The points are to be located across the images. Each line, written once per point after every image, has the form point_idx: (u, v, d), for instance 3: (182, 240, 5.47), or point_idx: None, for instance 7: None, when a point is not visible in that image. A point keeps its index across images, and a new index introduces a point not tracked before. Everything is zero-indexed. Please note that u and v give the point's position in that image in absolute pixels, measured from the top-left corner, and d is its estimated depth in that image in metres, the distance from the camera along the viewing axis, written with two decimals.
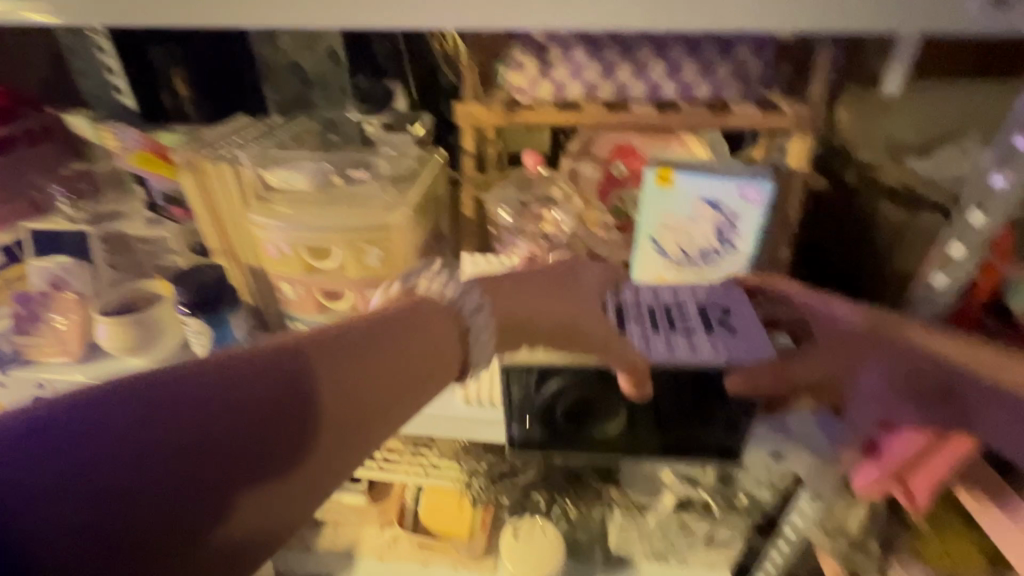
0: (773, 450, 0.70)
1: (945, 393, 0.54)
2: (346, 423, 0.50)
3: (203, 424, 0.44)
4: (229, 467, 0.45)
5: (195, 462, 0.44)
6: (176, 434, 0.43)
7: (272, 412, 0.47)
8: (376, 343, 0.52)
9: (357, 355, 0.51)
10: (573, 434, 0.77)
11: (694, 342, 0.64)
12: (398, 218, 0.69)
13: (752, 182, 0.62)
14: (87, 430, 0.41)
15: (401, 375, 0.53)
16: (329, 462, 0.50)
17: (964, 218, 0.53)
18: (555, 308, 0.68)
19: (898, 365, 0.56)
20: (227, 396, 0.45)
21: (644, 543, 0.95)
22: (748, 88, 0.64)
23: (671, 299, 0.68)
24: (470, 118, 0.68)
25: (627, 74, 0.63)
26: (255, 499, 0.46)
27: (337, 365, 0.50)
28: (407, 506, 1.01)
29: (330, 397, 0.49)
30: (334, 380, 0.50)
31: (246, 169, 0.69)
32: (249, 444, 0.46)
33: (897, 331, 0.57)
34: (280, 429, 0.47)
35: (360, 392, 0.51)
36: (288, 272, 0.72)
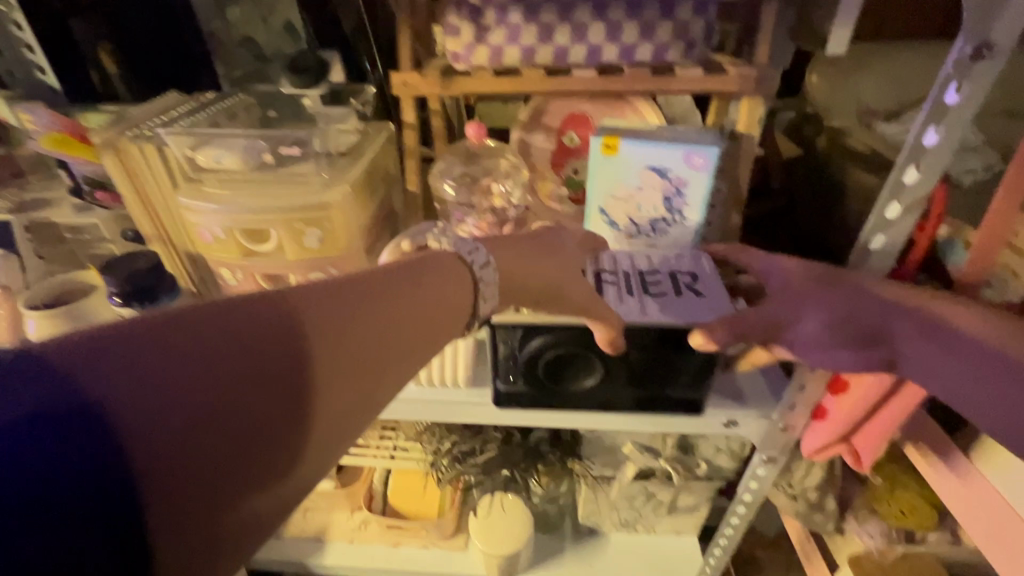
0: (728, 413, 0.66)
1: (880, 338, 0.49)
2: (376, 369, 0.41)
3: (208, 368, 0.32)
4: (229, 432, 0.32)
5: (189, 425, 0.30)
6: (172, 383, 0.30)
7: (299, 354, 0.36)
8: (395, 286, 0.44)
9: (376, 300, 0.42)
10: (539, 403, 0.65)
11: (668, 304, 0.58)
12: (338, 195, 0.65)
13: (698, 148, 0.62)
14: (50, 372, 0.28)
15: (422, 327, 0.45)
16: (354, 417, 0.39)
17: (896, 183, 0.47)
18: (552, 266, 0.57)
19: (836, 311, 0.50)
20: (242, 330, 0.34)
21: (613, 516, 0.97)
22: (689, 48, 0.61)
23: (642, 266, 0.64)
24: (407, 88, 0.66)
25: (565, 37, 0.60)
26: (273, 464, 0.34)
27: (361, 308, 0.41)
28: (376, 491, 1.00)
29: (361, 336, 0.40)
30: (361, 324, 0.40)
31: (171, 149, 0.66)
32: (266, 397, 0.33)
33: (837, 281, 0.52)
34: (304, 381, 0.36)
35: (382, 342, 0.41)
36: (225, 257, 0.69)
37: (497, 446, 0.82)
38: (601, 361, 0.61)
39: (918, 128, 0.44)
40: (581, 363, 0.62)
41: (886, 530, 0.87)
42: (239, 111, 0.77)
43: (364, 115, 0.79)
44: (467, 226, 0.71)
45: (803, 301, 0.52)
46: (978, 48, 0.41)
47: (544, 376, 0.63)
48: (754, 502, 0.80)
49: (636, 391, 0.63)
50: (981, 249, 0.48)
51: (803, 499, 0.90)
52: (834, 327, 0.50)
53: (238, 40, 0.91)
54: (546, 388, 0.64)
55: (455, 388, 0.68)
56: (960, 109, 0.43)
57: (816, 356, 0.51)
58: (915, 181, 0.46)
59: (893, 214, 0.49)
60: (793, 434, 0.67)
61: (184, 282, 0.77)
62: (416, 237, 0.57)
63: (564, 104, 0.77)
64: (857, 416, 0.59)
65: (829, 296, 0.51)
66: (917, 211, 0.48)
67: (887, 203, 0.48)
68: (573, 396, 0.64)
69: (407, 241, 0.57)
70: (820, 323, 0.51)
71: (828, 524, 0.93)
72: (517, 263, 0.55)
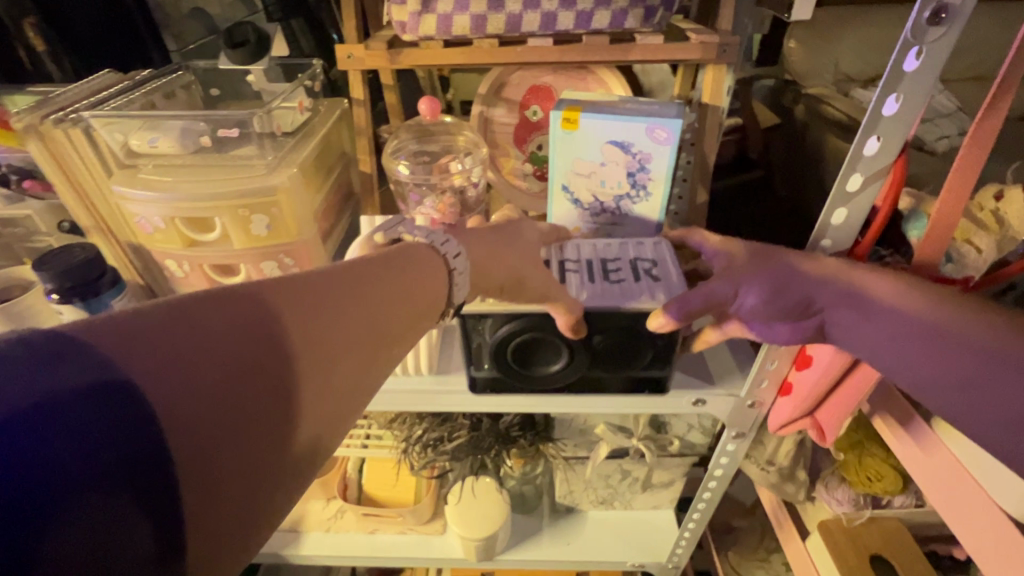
0: (697, 396, 0.65)
1: (809, 309, 0.49)
2: (354, 360, 0.38)
3: (226, 346, 0.31)
4: (250, 407, 0.31)
5: (212, 403, 0.30)
6: (192, 362, 0.30)
7: (309, 334, 0.35)
8: (367, 275, 0.42)
9: (377, 278, 0.42)
10: (512, 387, 0.63)
11: (626, 290, 0.56)
12: (285, 178, 0.62)
13: (660, 120, 0.59)
14: (27, 372, 0.25)
15: (419, 305, 0.45)
16: (335, 411, 0.37)
17: (858, 155, 0.45)
18: (519, 256, 0.54)
19: (783, 291, 0.49)
20: (253, 309, 0.33)
21: (589, 493, 0.97)
22: (649, 14, 0.58)
23: (604, 254, 0.62)
24: (355, 64, 0.62)
25: (517, 4, 0.56)
26: (254, 465, 0.32)
27: (364, 287, 0.41)
28: (350, 479, 0.99)
29: (336, 329, 0.37)
30: (366, 301, 0.40)
31: (100, 134, 0.61)
32: (279, 374, 0.33)
33: (785, 256, 0.51)
34: (315, 357, 0.36)
35: (385, 319, 0.41)
36: (168, 248, 0.65)
37: (466, 433, 0.80)
38: (570, 346, 0.58)
39: (878, 96, 0.42)
40: (551, 348, 0.59)
41: (854, 497, 0.89)
42: (178, 90, 0.72)
43: (313, 90, 0.74)
44: (425, 208, 0.68)
45: (743, 274, 0.51)
46: (936, 11, 0.38)
47: (515, 362, 0.60)
48: (725, 477, 0.81)
49: (606, 376, 0.61)
50: (940, 220, 0.46)
51: (775, 471, 0.92)
52: (771, 301, 0.50)
53: (187, 11, 0.90)
54: (516, 377, 0.61)
55: (417, 375, 0.66)
56: (917, 75, 0.40)
57: (756, 325, 0.53)
58: (874, 151, 0.44)
59: (853, 186, 0.47)
60: (761, 409, 0.67)
61: (130, 275, 0.73)
62: (389, 231, 0.51)
63: (526, 75, 0.73)
64: (818, 391, 0.59)
65: (769, 269, 0.50)
66: (877, 181, 0.46)
67: (848, 176, 0.46)
68: (541, 385, 0.62)
69: (379, 234, 0.51)
70: (758, 298, 0.50)
71: (799, 492, 0.95)
72: (482, 252, 0.52)
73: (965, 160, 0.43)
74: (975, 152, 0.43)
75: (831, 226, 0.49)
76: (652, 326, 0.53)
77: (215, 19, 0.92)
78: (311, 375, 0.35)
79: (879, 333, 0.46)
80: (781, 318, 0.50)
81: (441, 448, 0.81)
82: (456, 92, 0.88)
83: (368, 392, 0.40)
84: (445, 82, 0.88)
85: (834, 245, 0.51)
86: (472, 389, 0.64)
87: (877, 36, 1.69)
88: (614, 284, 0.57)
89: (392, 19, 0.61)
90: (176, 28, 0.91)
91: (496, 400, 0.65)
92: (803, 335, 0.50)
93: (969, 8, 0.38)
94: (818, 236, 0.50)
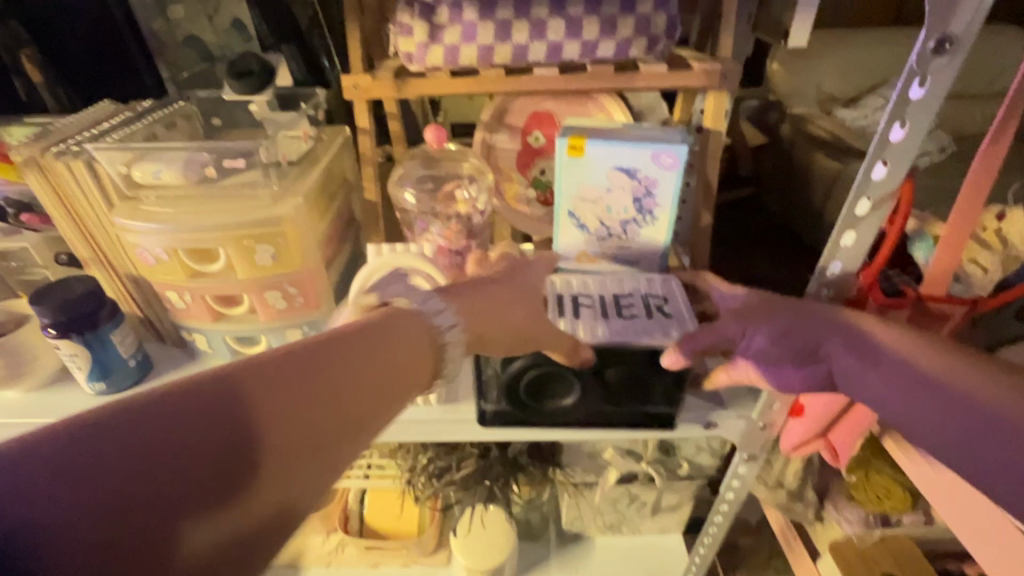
0: (708, 421, 0.65)
1: (813, 352, 0.51)
2: (334, 434, 0.37)
3: (205, 428, 0.32)
4: (224, 486, 0.32)
5: (188, 484, 0.30)
6: (172, 445, 0.30)
7: (281, 415, 0.34)
8: (357, 343, 0.40)
9: (372, 346, 0.40)
10: (523, 422, 0.62)
11: (639, 327, 0.56)
12: (290, 209, 0.61)
13: (665, 146, 0.60)
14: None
15: (416, 369, 0.43)
16: (314, 485, 0.36)
17: (866, 179, 0.45)
18: (523, 309, 0.53)
19: (790, 333, 0.51)
20: (239, 388, 0.34)
21: (597, 519, 0.96)
22: (653, 43, 0.60)
23: (616, 290, 0.62)
24: (362, 93, 0.62)
25: (524, 34, 0.58)
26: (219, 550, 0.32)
27: (356, 356, 0.39)
28: (352, 512, 0.96)
29: (314, 405, 0.36)
30: (357, 372, 0.39)
31: (102, 166, 0.60)
32: (260, 453, 0.33)
33: (791, 306, 0.54)
34: (299, 433, 0.35)
35: (377, 388, 0.40)
36: (171, 279, 0.64)
37: (474, 461, 0.79)
38: (583, 382, 0.58)
39: (884, 123, 0.43)
40: (563, 384, 0.58)
41: (863, 517, 0.88)
42: (180, 120, 0.72)
43: (316, 118, 0.74)
44: (431, 235, 0.68)
45: (750, 317, 0.54)
46: (940, 41, 0.39)
47: (527, 396, 0.59)
48: (737, 501, 0.79)
49: (618, 409, 0.60)
50: (946, 245, 0.47)
51: (783, 491, 0.91)
52: (778, 341, 0.52)
53: (182, 39, 0.85)
54: (528, 409, 0.60)
55: (425, 405, 0.64)
56: (924, 102, 0.41)
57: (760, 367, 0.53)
58: (883, 176, 0.45)
59: (862, 210, 0.47)
60: (772, 431, 0.67)
61: (129, 307, 0.71)
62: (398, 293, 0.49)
63: (527, 103, 0.74)
64: (832, 413, 0.59)
65: (775, 313, 0.53)
66: (887, 205, 0.47)
67: (857, 201, 0.47)
68: (552, 417, 0.61)
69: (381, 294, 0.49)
70: (766, 338, 0.52)
71: (808, 512, 0.94)
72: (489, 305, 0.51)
73: (973, 185, 0.44)
74: (980, 179, 0.44)
75: (841, 249, 0.50)
76: (664, 364, 0.54)
77: (209, 46, 0.86)
78: (289, 455, 0.35)
79: (882, 384, 0.46)
80: (787, 360, 0.52)
81: (447, 478, 0.80)
82: (445, 114, 0.89)
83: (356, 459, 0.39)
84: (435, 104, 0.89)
85: (843, 272, 0.51)
86: (483, 423, 0.63)
87: (857, 57, 1.75)
88: (625, 320, 0.57)
89: (398, 50, 0.62)
90: (170, 55, 0.86)
91: (506, 432, 0.64)
92: (811, 379, 0.51)
93: (974, 38, 0.39)
94: (828, 259, 0.51)
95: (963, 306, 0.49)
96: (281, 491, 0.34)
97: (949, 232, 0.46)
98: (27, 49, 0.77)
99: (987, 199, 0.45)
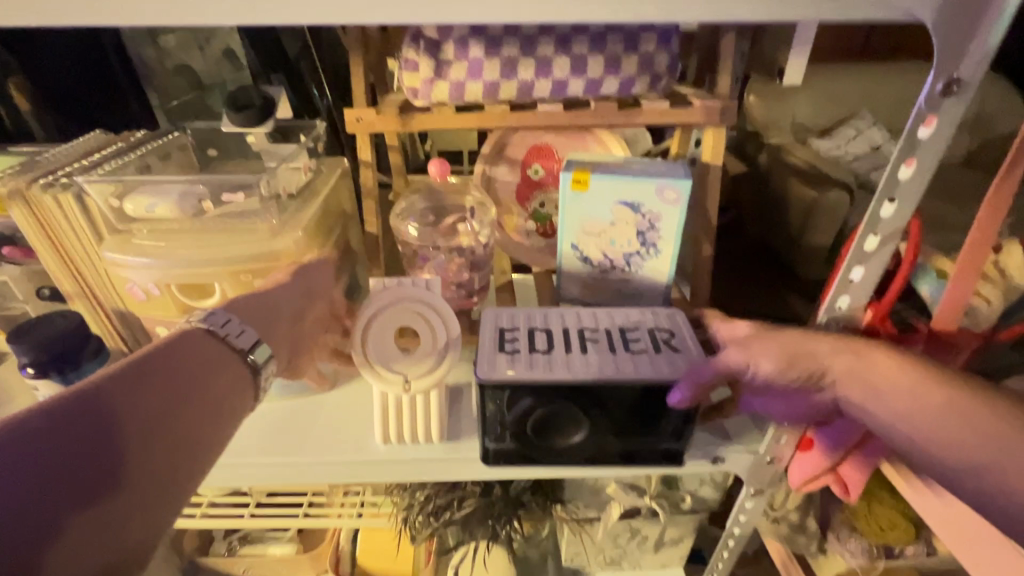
0: (717, 456, 0.64)
1: (821, 381, 0.51)
2: (187, 421, 0.43)
3: (54, 446, 0.36)
4: (99, 484, 0.37)
5: (43, 500, 0.35)
6: (20, 475, 0.34)
7: (132, 412, 0.41)
8: (181, 356, 0.46)
9: (184, 365, 0.45)
10: (529, 459, 0.60)
11: (647, 362, 0.55)
12: (290, 243, 0.61)
13: (669, 180, 0.60)
14: None
15: (240, 376, 0.48)
16: (182, 463, 0.42)
17: (873, 217, 0.46)
18: (294, 300, 0.56)
19: (798, 364, 0.50)
20: (71, 413, 0.38)
21: (599, 555, 0.93)
22: (656, 80, 0.62)
23: (621, 323, 0.62)
24: (366, 126, 0.62)
25: (529, 72, 0.59)
26: (112, 522, 0.37)
27: (172, 373, 0.44)
28: (343, 552, 0.92)
29: (163, 401, 0.43)
30: (172, 386, 0.44)
31: (92, 199, 0.58)
32: (123, 450, 0.39)
33: (798, 334, 0.52)
34: (141, 439, 0.40)
35: (202, 396, 0.45)
36: (162, 315, 0.62)
37: (476, 500, 0.76)
38: (591, 420, 0.56)
39: (893, 163, 0.43)
40: (570, 421, 0.57)
41: (867, 548, 0.88)
42: (174, 151, 0.71)
43: (316, 150, 0.74)
44: (433, 267, 0.68)
45: (753, 345, 0.52)
46: (948, 84, 0.40)
47: (533, 434, 0.57)
48: (745, 535, 0.78)
49: (627, 445, 0.59)
50: (956, 283, 0.47)
51: (784, 522, 0.90)
52: (785, 369, 0.50)
53: (173, 69, 0.84)
54: (534, 447, 0.58)
55: (427, 444, 0.62)
56: (930, 142, 0.42)
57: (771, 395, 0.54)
58: (890, 213, 0.46)
59: (870, 246, 0.48)
60: (780, 464, 0.66)
61: (114, 343, 0.68)
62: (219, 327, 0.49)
63: (528, 137, 0.75)
64: (843, 445, 0.59)
65: (783, 341, 0.51)
66: (894, 242, 0.47)
67: (864, 237, 0.47)
68: (559, 454, 0.59)
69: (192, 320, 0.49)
70: (773, 365, 0.51)
71: (811, 544, 0.93)
72: (256, 300, 0.53)
73: (982, 224, 0.45)
74: (990, 218, 0.45)
75: (851, 284, 0.50)
76: (673, 403, 0.54)
77: (200, 74, 0.86)
78: (156, 441, 0.41)
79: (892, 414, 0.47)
80: (790, 386, 0.52)
81: (445, 517, 0.77)
82: (433, 143, 0.90)
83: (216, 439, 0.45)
84: (421, 135, 0.90)
85: (850, 307, 0.52)
86: (486, 461, 0.61)
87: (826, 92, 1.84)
88: (631, 355, 0.56)
89: (403, 85, 0.62)
90: (160, 83, 0.84)
91: (510, 469, 0.62)
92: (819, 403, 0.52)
93: (982, 81, 0.39)
94: (836, 294, 0.51)
95: (973, 341, 0.49)
96: (155, 473, 0.40)
97: (958, 270, 0.47)
98: (16, 78, 0.74)
99: (997, 237, 0.45)
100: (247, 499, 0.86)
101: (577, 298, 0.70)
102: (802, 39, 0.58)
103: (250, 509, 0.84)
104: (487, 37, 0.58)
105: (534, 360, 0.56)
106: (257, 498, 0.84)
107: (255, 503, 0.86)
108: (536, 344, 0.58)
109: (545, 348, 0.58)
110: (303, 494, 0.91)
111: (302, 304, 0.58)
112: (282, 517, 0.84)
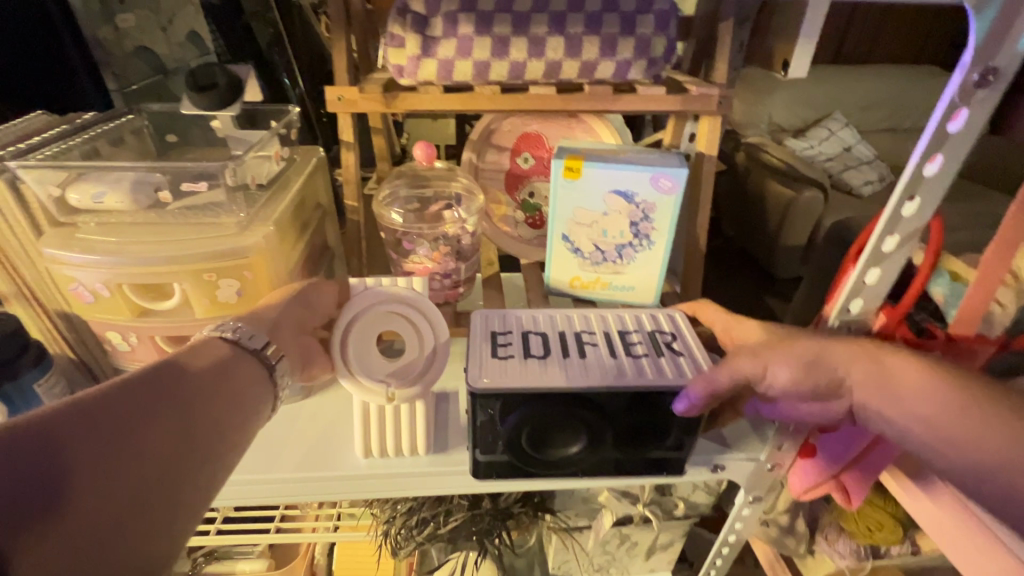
0: (717, 465, 0.61)
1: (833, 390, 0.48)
2: (213, 420, 0.41)
3: (91, 437, 0.34)
4: (132, 478, 0.35)
5: (81, 489, 0.33)
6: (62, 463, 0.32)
7: (161, 409, 0.39)
8: (202, 358, 0.44)
9: (204, 368, 0.43)
10: (523, 473, 0.56)
11: (651, 367, 0.52)
12: (261, 238, 0.55)
13: (667, 170, 0.57)
14: None
15: (260, 379, 0.46)
16: (210, 462, 0.40)
17: (894, 214, 0.44)
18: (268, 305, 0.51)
19: (812, 372, 0.47)
20: (102, 409, 0.36)
21: (588, 564, 0.90)
22: (652, 65, 0.58)
23: (619, 327, 0.59)
24: (349, 107, 0.57)
25: (522, 52, 0.55)
26: (146, 515, 0.35)
27: (193, 375, 0.42)
28: (318, 567, 0.88)
29: (191, 399, 0.40)
30: (195, 386, 0.41)
31: (30, 188, 0.52)
32: (157, 443, 0.37)
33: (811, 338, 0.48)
34: (171, 436, 0.38)
35: (223, 396, 0.43)
36: (113, 318, 0.56)
37: (464, 513, 0.73)
38: (591, 430, 0.52)
39: (921, 156, 0.41)
40: (568, 432, 0.53)
41: (855, 549, 0.86)
42: (127, 135, 0.65)
43: (288, 138, 0.67)
44: (416, 258, 0.63)
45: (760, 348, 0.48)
46: (984, 74, 0.37)
47: (529, 447, 0.53)
48: (739, 541, 0.76)
49: (627, 457, 0.55)
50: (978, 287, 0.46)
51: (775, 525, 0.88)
52: (799, 371, 0.47)
53: (131, 50, 0.76)
54: (530, 460, 0.54)
55: (412, 457, 0.58)
56: (960, 135, 0.40)
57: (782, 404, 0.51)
58: (912, 212, 0.43)
59: (888, 247, 0.45)
60: (780, 472, 0.64)
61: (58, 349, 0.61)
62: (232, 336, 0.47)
63: (517, 123, 0.71)
64: (845, 456, 0.58)
65: (796, 345, 0.48)
66: (913, 241, 0.45)
67: (884, 236, 0.45)
68: (556, 466, 0.55)
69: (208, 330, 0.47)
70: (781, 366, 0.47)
71: (799, 546, 0.91)
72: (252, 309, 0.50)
73: (1010, 227, 0.43)
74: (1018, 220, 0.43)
75: (864, 286, 0.48)
76: (680, 410, 0.50)
77: (163, 58, 0.80)
78: (186, 438, 0.39)
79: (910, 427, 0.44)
80: (805, 390, 0.48)
81: (428, 529, 0.73)
82: (410, 135, 0.86)
83: (239, 440, 0.43)
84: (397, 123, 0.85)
85: (863, 309, 0.49)
86: (476, 476, 0.56)
87: None
88: (634, 360, 0.53)
89: (388, 63, 0.58)
90: (118, 65, 0.75)
91: (501, 483, 0.58)
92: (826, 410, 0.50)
93: (1015, 74, 0.37)
94: (849, 296, 0.48)
95: (991, 347, 0.47)
96: (186, 469, 0.38)
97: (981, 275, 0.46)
98: None
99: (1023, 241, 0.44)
100: (213, 514, 0.78)
101: (567, 291, 0.67)
102: (809, 27, 0.54)
103: (216, 524, 0.78)
104: (477, 13, 0.54)
105: (529, 366, 0.52)
106: (225, 512, 0.77)
107: (221, 519, 0.79)
108: (531, 349, 0.54)
109: (540, 353, 0.54)
110: (274, 507, 0.85)
111: (288, 310, 0.52)
112: (253, 532, 0.78)
